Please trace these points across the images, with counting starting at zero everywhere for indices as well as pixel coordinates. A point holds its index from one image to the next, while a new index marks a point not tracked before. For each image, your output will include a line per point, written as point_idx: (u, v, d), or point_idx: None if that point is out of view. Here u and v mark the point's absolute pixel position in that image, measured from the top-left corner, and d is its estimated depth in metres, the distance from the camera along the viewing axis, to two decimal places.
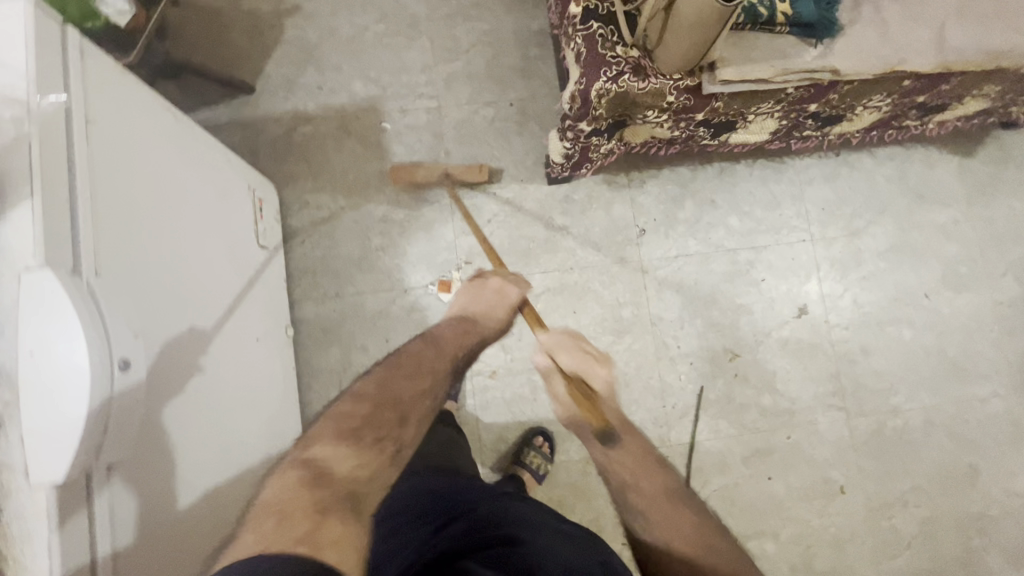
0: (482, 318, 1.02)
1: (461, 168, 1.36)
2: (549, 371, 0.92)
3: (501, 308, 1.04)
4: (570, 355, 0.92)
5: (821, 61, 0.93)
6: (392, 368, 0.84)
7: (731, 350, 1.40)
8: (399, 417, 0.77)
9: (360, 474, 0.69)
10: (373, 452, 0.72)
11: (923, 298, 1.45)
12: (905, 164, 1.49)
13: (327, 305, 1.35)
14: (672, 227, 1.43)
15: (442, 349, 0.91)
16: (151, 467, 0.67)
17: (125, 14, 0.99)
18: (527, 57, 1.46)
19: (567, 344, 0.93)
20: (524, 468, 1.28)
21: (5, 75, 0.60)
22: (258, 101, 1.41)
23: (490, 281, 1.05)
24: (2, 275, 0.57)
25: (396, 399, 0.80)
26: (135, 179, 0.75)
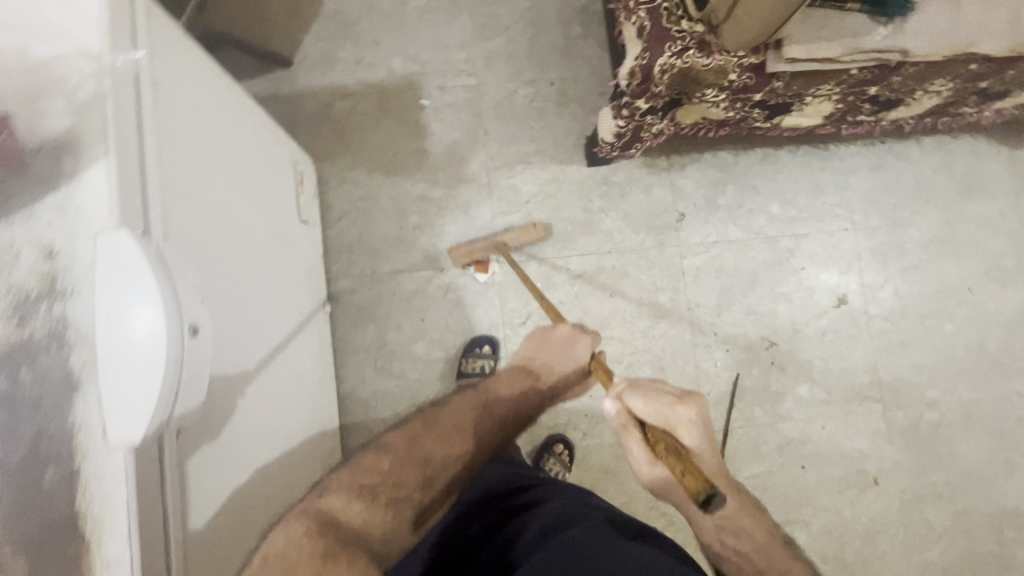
0: (545, 373, 1.08)
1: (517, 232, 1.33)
2: (623, 424, 0.84)
3: (564, 361, 1.08)
4: (641, 400, 0.82)
5: (890, 41, 0.90)
6: (430, 425, 0.94)
7: (768, 338, 1.38)
8: (421, 480, 0.88)
9: (375, 523, 0.81)
10: (392, 505, 0.84)
11: (965, 292, 1.43)
12: (952, 155, 1.45)
13: (363, 282, 1.35)
14: (712, 212, 1.41)
15: (488, 406, 1.00)
16: (231, 485, 0.71)
17: None
18: (569, 35, 1.43)
19: (640, 388, 0.83)
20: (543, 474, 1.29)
21: (81, 29, 0.59)
22: (296, 76, 1.39)
23: (560, 331, 1.09)
24: (75, 235, 0.56)
25: (424, 458, 0.90)
26: (199, 145, 0.74)
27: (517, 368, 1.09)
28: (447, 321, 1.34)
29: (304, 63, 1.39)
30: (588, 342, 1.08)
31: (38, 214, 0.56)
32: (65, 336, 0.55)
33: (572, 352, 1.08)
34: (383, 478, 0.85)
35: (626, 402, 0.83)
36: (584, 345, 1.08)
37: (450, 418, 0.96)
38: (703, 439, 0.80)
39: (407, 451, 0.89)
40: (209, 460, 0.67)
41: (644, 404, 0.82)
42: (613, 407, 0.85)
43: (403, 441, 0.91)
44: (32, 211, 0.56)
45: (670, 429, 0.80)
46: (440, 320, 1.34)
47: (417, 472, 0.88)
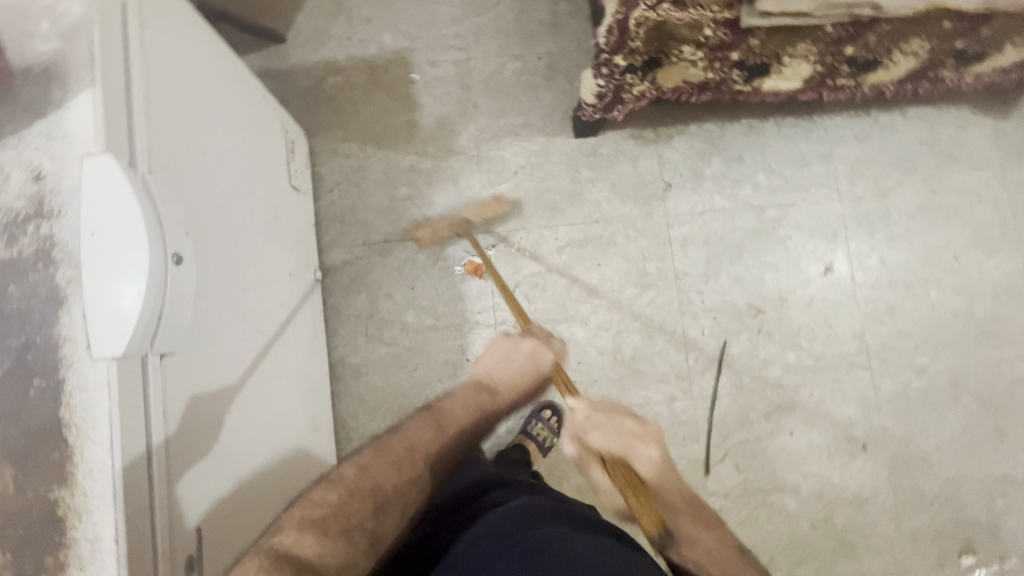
0: (502, 388, 1.03)
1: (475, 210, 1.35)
2: (585, 455, 0.90)
3: (516, 365, 1.04)
4: (598, 437, 0.85)
5: None
6: (377, 454, 0.86)
7: (756, 306, 1.39)
8: (374, 509, 0.80)
9: (329, 563, 0.72)
10: (345, 536, 0.76)
11: (952, 260, 1.44)
12: (936, 126, 1.47)
13: (354, 252, 1.37)
14: (698, 183, 1.43)
15: (444, 425, 0.94)
16: (214, 446, 0.71)
17: None
18: (556, 12, 1.46)
19: (598, 423, 0.85)
20: (530, 438, 1.30)
21: None
22: (290, 52, 1.42)
23: (523, 344, 1.05)
24: (62, 159, 0.59)
25: (376, 485, 0.82)
26: (189, 95, 0.77)
27: (475, 384, 1.03)
28: (437, 290, 1.36)
29: (297, 39, 1.43)
30: (550, 353, 1.05)
31: (28, 139, 0.59)
32: (52, 254, 0.57)
33: (534, 362, 1.05)
34: (333, 514, 0.77)
35: (587, 440, 0.86)
36: (546, 351, 1.05)
37: (400, 446, 0.88)
38: (661, 471, 0.82)
39: (356, 484, 0.81)
40: (200, 394, 0.69)
41: (602, 441, 0.84)
42: (574, 446, 0.92)
43: (351, 471, 0.83)
44: (23, 136, 0.59)
45: (628, 462, 0.82)
46: (430, 289, 1.36)
47: (368, 505, 0.80)
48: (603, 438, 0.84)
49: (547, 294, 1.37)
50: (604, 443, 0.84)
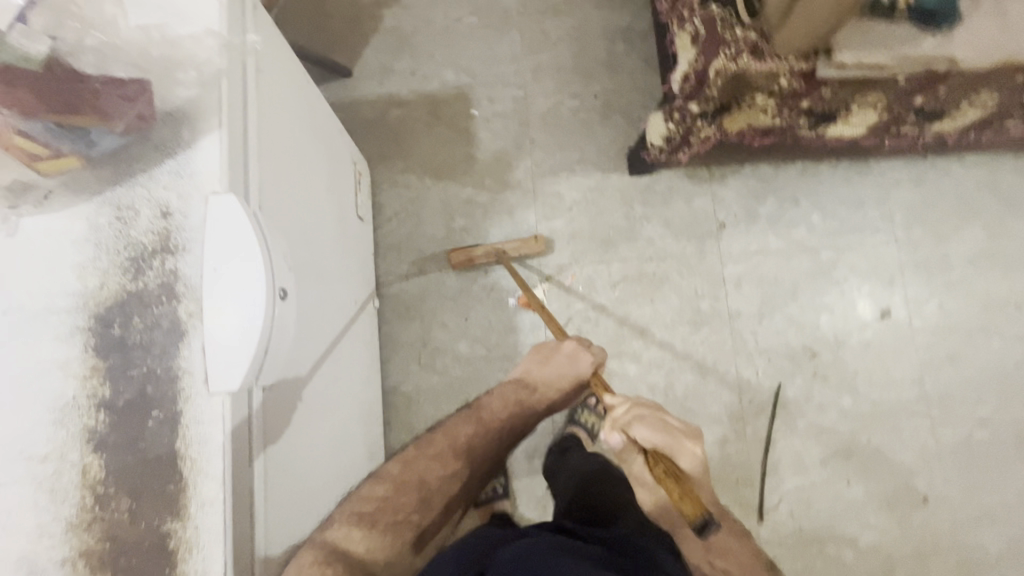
0: (541, 385, 1.01)
1: (514, 242, 1.37)
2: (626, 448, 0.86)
3: (557, 368, 1.01)
4: (647, 433, 0.81)
5: (940, 49, 0.93)
6: (419, 450, 0.91)
7: (811, 348, 1.38)
8: (417, 500, 0.86)
9: (376, 555, 0.79)
10: (394, 525, 0.82)
11: (1013, 308, 1.41)
12: (994, 172, 1.46)
13: (410, 281, 1.39)
14: (753, 222, 1.43)
15: (482, 423, 0.96)
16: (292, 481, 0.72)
17: None
18: (613, 52, 1.50)
19: (644, 417, 0.82)
20: (580, 427, 1.28)
21: (203, 16, 0.65)
22: (354, 85, 1.47)
23: (564, 347, 1.02)
24: (189, 196, 0.61)
25: (419, 481, 0.88)
26: (288, 130, 0.79)
27: (513, 382, 1.02)
28: (490, 321, 1.37)
29: (361, 72, 1.48)
30: (594, 358, 1.00)
31: (157, 177, 0.61)
32: (175, 288, 0.59)
33: (574, 366, 1.01)
34: (383, 508, 0.83)
35: (631, 434, 0.82)
36: (587, 358, 1.00)
37: (441, 443, 0.92)
38: (698, 468, 0.81)
39: (401, 478, 0.87)
40: (281, 435, 0.71)
41: (648, 435, 0.81)
42: (617, 439, 0.86)
43: (397, 466, 0.88)
44: (153, 175, 0.61)
45: (671, 458, 0.80)
46: (483, 319, 1.37)
47: (414, 500, 0.86)
48: (654, 435, 0.80)
49: (600, 329, 1.38)
50: (651, 437, 0.80)
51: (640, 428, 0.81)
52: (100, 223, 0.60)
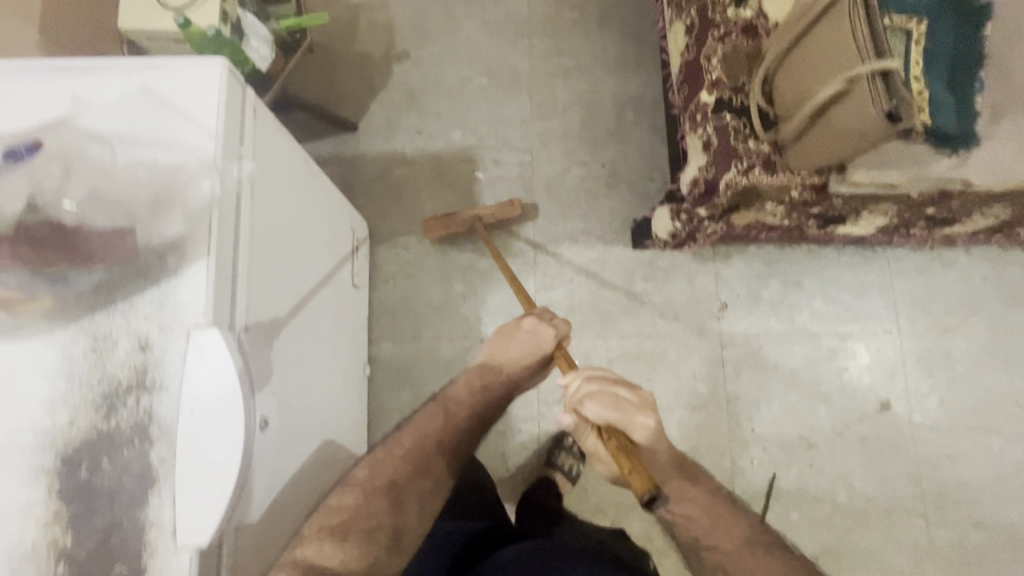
0: (506, 366, 0.96)
1: (490, 210, 1.36)
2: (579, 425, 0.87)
3: (516, 346, 0.96)
4: (599, 412, 0.79)
5: (955, 172, 0.91)
6: (384, 453, 0.85)
7: (807, 438, 1.36)
8: (391, 502, 0.80)
9: (354, 568, 0.73)
10: (371, 532, 0.77)
11: (1015, 408, 1.38)
12: (1002, 265, 1.44)
13: (404, 345, 1.36)
14: (755, 304, 1.41)
15: (447, 415, 0.91)
16: None
17: (266, 59, 1.04)
18: (623, 120, 1.48)
19: (595, 392, 0.80)
20: (557, 469, 1.26)
21: (196, 133, 0.62)
22: (359, 140, 1.45)
23: (524, 325, 0.97)
24: (170, 330, 0.58)
25: (391, 484, 0.81)
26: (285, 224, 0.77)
27: (476, 368, 0.97)
28: None
29: (367, 127, 1.46)
30: (559, 329, 0.96)
31: (138, 307, 0.59)
32: (149, 429, 0.57)
33: (537, 341, 0.95)
34: (354, 520, 0.77)
35: (583, 413, 0.81)
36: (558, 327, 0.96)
37: (411, 441, 0.86)
38: (655, 432, 0.81)
39: (371, 482, 0.81)
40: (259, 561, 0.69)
41: (600, 411, 0.79)
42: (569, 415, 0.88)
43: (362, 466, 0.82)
44: (133, 304, 0.58)
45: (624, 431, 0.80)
46: None
47: (383, 514, 0.78)
48: (605, 411, 0.79)
49: None
50: (602, 415, 0.79)
51: (591, 404, 0.80)
52: (75, 355, 0.58)
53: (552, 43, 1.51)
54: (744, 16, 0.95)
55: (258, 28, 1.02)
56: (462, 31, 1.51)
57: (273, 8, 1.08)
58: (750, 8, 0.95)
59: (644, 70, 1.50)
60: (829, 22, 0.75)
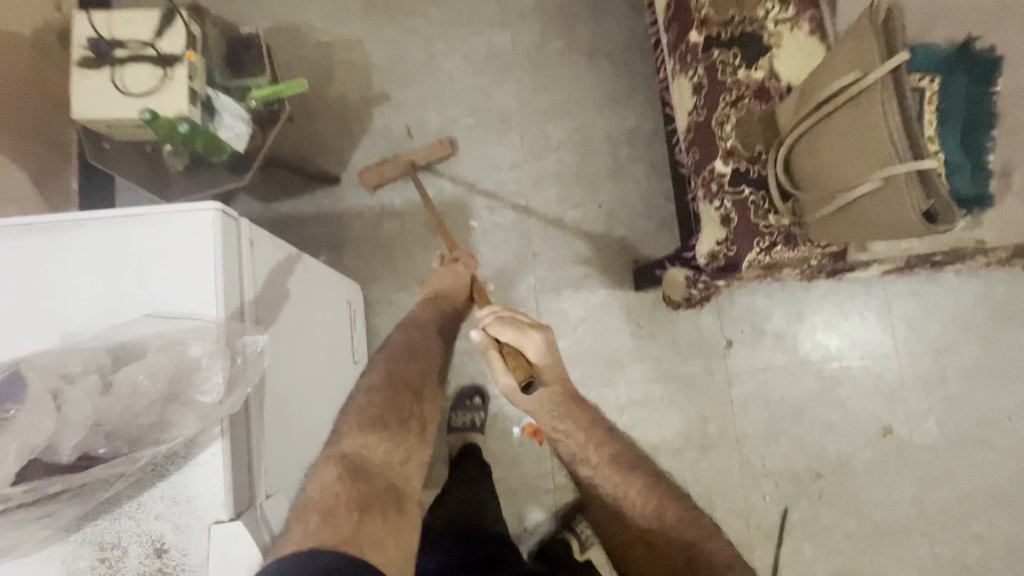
0: (445, 297, 0.96)
1: (424, 151, 1.35)
2: (484, 344, 0.85)
3: (448, 280, 0.99)
4: (500, 331, 0.82)
5: (969, 233, 0.90)
6: (382, 362, 0.80)
7: (816, 469, 1.38)
8: (411, 398, 0.76)
9: (394, 460, 0.69)
10: (399, 429, 0.72)
11: (1007, 421, 1.43)
12: (990, 282, 1.47)
13: None
14: (759, 339, 1.40)
15: (429, 341, 0.87)
16: None
17: (243, 137, 0.95)
18: (617, 157, 1.43)
19: (504, 320, 0.83)
20: (574, 535, 1.24)
21: (194, 295, 0.55)
22: (342, 193, 1.36)
23: (445, 278, 0.99)
24: (188, 528, 0.52)
25: (407, 380, 0.78)
26: (295, 306, 0.73)
27: (426, 300, 0.95)
28: (493, 453, 1.31)
29: (350, 179, 1.37)
30: (470, 265, 1.01)
31: (148, 506, 0.52)
32: None
33: (455, 278, 0.99)
34: (385, 420, 0.71)
35: (489, 332, 0.83)
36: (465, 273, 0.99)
37: (399, 346, 0.83)
38: (552, 356, 0.84)
39: (386, 384, 0.76)
40: None
41: (501, 333, 0.82)
42: (478, 332, 0.85)
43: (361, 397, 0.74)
44: (141, 503, 0.52)
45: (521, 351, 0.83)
46: (488, 451, 1.30)
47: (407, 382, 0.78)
48: (508, 331, 0.82)
49: None
50: (504, 334, 0.82)
51: (497, 329, 0.82)
52: (81, 568, 0.51)
53: (540, 78, 1.44)
54: (756, 77, 0.91)
55: (231, 105, 0.93)
56: (444, 69, 1.43)
57: (245, 77, 0.99)
58: (762, 67, 0.92)
59: (637, 102, 1.45)
60: (854, 108, 0.72)
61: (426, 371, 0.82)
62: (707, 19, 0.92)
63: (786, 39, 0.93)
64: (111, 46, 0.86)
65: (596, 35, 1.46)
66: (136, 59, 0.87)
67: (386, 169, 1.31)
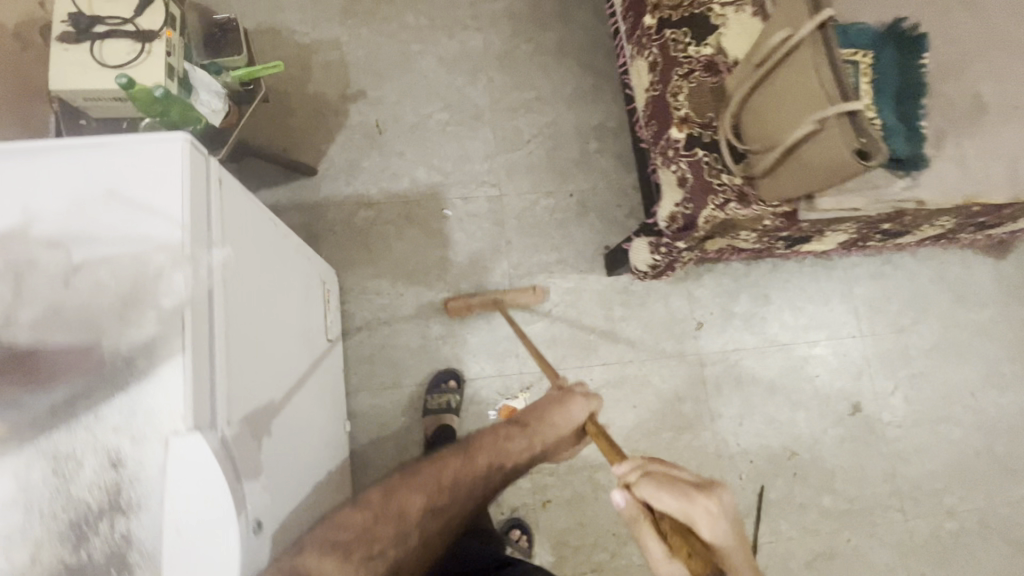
0: (538, 424, 0.86)
1: (515, 291, 1.37)
2: (634, 519, 0.62)
3: (559, 424, 0.86)
4: (657, 494, 0.60)
5: (910, 192, 0.96)
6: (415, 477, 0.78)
7: (790, 448, 1.39)
8: (397, 518, 0.73)
9: None
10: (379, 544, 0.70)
11: (968, 397, 1.48)
12: (944, 265, 1.54)
13: (384, 396, 1.31)
14: (729, 321, 1.44)
15: (475, 467, 0.80)
16: None
17: (218, 112, 0.99)
18: (585, 149, 1.50)
19: (653, 473, 0.62)
20: None
21: (159, 214, 0.56)
22: (318, 184, 1.39)
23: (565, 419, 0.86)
24: (146, 439, 0.52)
25: (400, 518, 0.73)
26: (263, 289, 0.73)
27: (516, 428, 0.85)
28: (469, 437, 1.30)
29: (327, 172, 1.40)
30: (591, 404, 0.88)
31: (105, 418, 0.52)
32: (128, 557, 0.51)
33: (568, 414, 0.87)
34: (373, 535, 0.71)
35: (639, 494, 0.61)
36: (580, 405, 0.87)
37: (432, 476, 0.78)
38: (734, 532, 0.58)
39: (395, 504, 0.74)
40: None
41: (653, 494, 0.60)
42: (623, 496, 0.63)
43: (373, 502, 0.74)
44: (99, 414, 0.52)
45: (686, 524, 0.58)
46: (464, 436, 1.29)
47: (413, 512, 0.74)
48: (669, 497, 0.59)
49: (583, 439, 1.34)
50: (664, 501, 0.59)
51: (645, 488, 0.60)
52: (32, 481, 0.51)
53: (510, 77, 1.52)
54: (704, 54, 0.97)
55: (207, 81, 0.97)
56: (420, 69, 1.50)
57: (221, 59, 1.04)
58: (710, 45, 0.98)
59: (602, 99, 1.53)
60: (790, 64, 0.79)
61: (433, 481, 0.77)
62: (658, 1, 0.99)
63: (732, 20, 0.99)
64: (91, 22, 0.90)
65: (563, 40, 1.57)
66: (113, 34, 0.90)
67: (471, 303, 1.34)
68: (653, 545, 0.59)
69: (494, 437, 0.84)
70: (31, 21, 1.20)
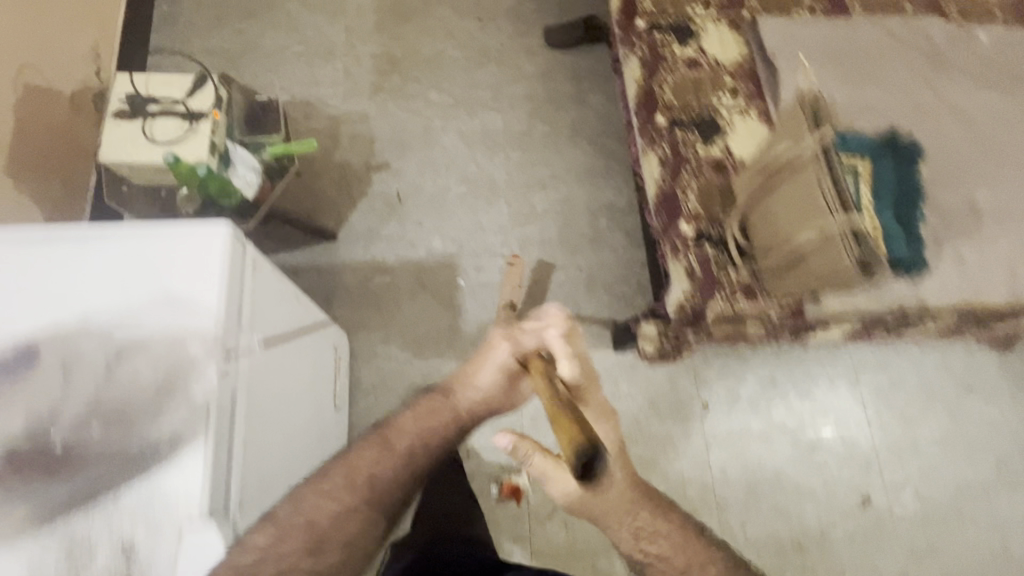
0: (460, 389, 0.92)
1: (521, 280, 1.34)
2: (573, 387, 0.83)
3: (475, 393, 0.92)
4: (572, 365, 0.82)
5: (912, 293, 0.99)
6: (339, 467, 0.80)
7: (798, 540, 1.35)
8: (334, 502, 0.77)
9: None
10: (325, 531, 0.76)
11: (982, 495, 1.44)
12: (948, 355, 1.54)
13: None
14: (734, 403, 1.44)
15: (388, 452, 0.83)
16: None
17: (252, 184, 1.04)
18: (596, 226, 1.56)
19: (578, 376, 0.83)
20: None
21: (197, 310, 0.61)
22: (337, 248, 1.44)
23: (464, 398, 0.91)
24: (160, 527, 0.55)
25: (314, 521, 0.75)
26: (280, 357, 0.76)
27: (430, 404, 0.89)
28: None
29: (347, 236, 1.46)
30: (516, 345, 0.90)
31: (122, 502, 0.56)
32: None
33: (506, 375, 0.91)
34: (313, 525, 0.75)
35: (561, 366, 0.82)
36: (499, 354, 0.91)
37: (345, 474, 0.80)
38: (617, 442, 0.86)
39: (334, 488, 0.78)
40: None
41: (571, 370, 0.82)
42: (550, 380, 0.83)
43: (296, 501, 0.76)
44: (117, 498, 0.56)
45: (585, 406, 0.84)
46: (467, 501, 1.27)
47: (351, 506, 0.78)
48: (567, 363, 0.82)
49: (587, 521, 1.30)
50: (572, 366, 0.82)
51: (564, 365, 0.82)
52: (47, 559, 0.54)
53: (526, 155, 1.60)
54: (713, 154, 1.05)
55: (244, 157, 1.03)
56: (442, 143, 1.58)
57: (258, 137, 1.10)
58: (718, 146, 1.06)
59: (613, 180, 1.61)
60: (794, 174, 0.83)
61: (364, 472, 0.81)
62: (670, 106, 1.09)
63: (738, 124, 1.09)
64: (145, 101, 0.97)
65: (578, 121, 1.66)
66: (165, 114, 0.97)
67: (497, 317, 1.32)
68: (560, 471, 0.76)
69: (413, 412, 0.88)
70: (86, 90, 1.30)
